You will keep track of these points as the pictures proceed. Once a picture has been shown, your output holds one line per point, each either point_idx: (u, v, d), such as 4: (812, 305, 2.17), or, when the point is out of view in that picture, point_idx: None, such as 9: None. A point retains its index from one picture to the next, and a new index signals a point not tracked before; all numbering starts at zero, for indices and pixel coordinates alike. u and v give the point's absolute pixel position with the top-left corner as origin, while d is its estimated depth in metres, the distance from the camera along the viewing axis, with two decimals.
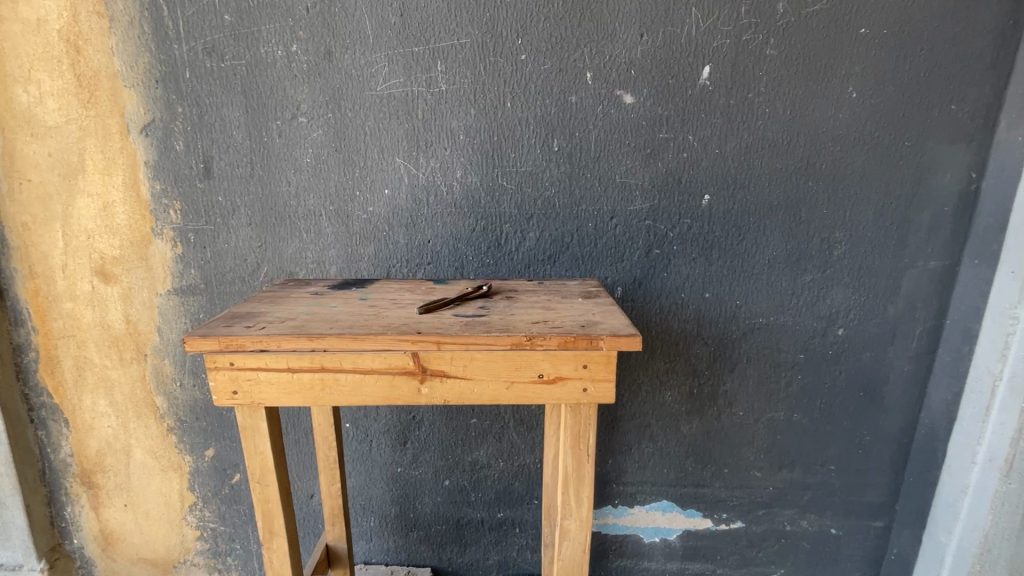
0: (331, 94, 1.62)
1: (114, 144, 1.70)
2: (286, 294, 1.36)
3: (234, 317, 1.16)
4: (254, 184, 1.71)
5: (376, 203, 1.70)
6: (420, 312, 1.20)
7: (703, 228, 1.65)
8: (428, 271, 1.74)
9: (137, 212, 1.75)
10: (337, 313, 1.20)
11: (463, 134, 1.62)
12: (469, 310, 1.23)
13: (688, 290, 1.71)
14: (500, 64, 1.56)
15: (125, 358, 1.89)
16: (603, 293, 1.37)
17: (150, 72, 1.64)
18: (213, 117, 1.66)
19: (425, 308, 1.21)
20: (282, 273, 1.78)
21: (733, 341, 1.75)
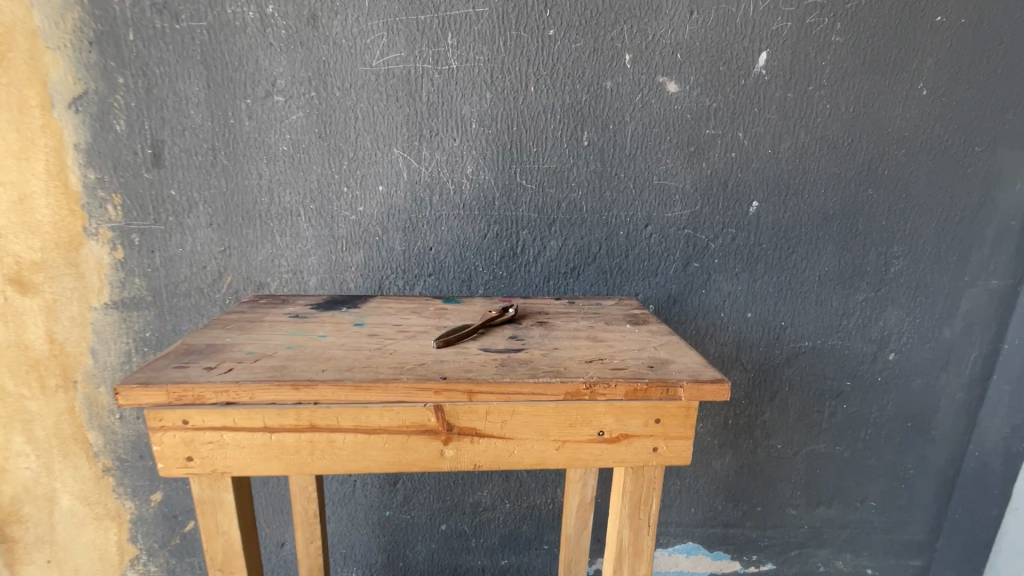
0: (316, 68, 1.32)
1: (34, 120, 1.35)
2: (256, 317, 1.07)
3: (188, 354, 0.86)
4: (216, 175, 1.39)
5: (369, 202, 1.42)
6: (437, 346, 0.93)
7: (750, 240, 1.44)
8: (429, 284, 1.47)
9: (64, 206, 1.41)
10: (327, 346, 0.92)
11: (476, 123, 1.36)
12: (499, 342, 0.97)
13: (729, 310, 1.50)
14: (524, 40, 1.31)
15: (48, 387, 1.53)
16: (652, 317, 1.13)
17: (81, 31, 1.30)
18: (164, 90, 1.34)
19: (444, 340, 0.94)
20: (250, 284, 1.47)
21: (777, 367, 1.54)
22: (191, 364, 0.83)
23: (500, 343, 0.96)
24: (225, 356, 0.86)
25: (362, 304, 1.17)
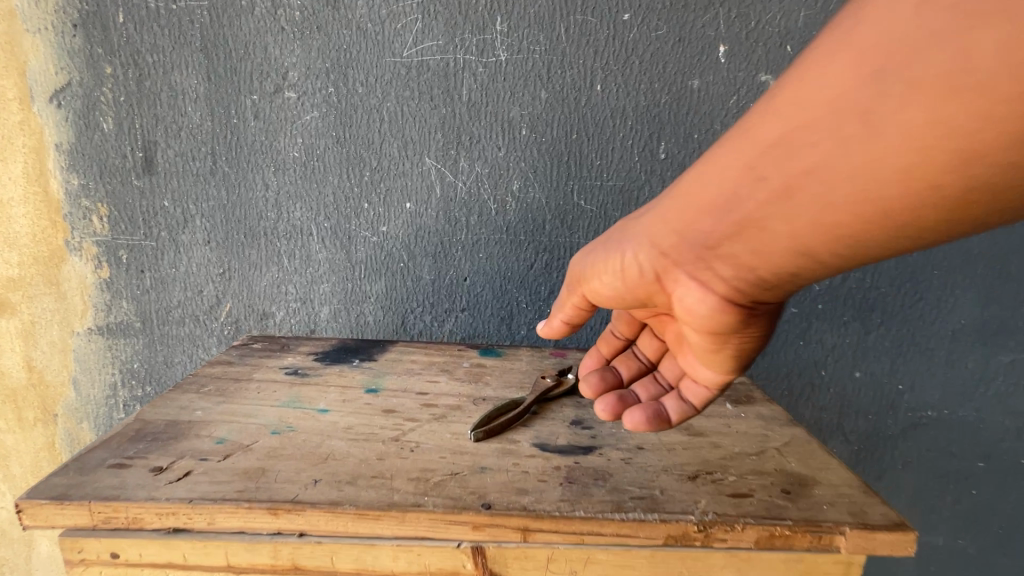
0: (335, 58, 1.09)
1: (10, 115, 1.15)
2: (243, 374, 0.83)
3: (138, 440, 0.63)
4: (215, 185, 1.17)
5: (393, 221, 1.17)
6: (475, 441, 0.67)
7: (864, 282, 1.15)
8: (462, 320, 1.23)
9: (44, 216, 1.20)
10: (327, 431, 0.68)
11: (526, 128, 1.10)
12: (557, 432, 0.71)
13: (832, 367, 1.20)
14: (591, 25, 1.05)
15: (26, 420, 1.34)
16: (757, 392, 0.85)
17: (66, 11, 1.10)
18: (159, 83, 1.12)
19: (484, 431, 0.68)
20: (252, 312, 1.25)
21: (887, 440, 1.22)
22: (136, 462, 0.59)
23: (561, 436, 0.70)
24: (187, 447, 0.62)
25: (378, 355, 0.92)
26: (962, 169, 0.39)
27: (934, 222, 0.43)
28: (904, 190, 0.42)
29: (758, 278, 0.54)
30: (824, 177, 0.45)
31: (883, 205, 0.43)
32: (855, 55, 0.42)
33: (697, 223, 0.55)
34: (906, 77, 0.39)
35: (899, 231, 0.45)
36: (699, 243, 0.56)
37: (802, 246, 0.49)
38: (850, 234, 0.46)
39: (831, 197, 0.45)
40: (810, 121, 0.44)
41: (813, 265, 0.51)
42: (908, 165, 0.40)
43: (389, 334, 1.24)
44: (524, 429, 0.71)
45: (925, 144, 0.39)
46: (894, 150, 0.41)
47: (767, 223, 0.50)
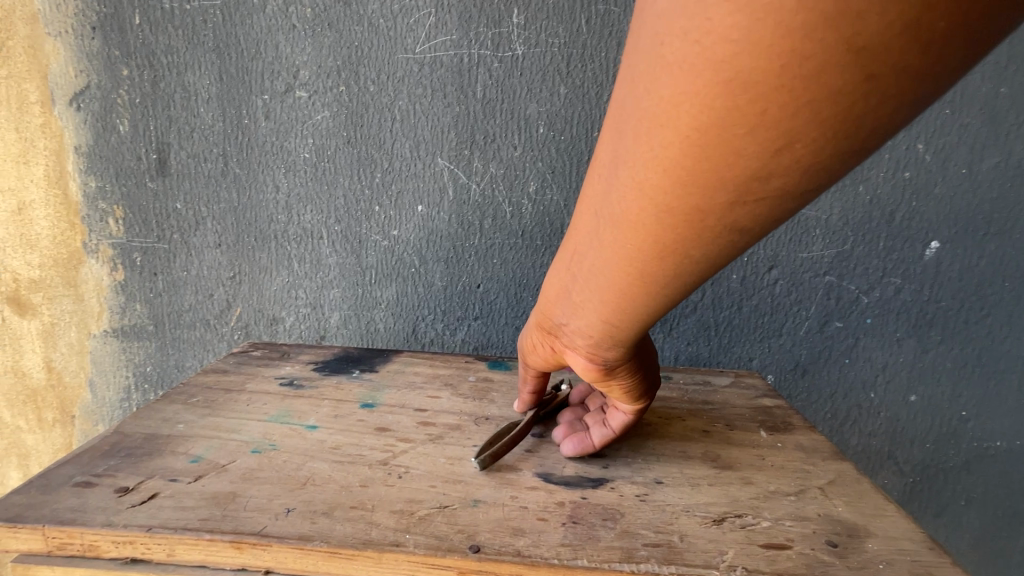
0: (346, 55, 1.05)
1: (32, 119, 1.15)
2: (236, 384, 0.79)
3: (111, 456, 0.60)
4: (227, 187, 1.15)
5: (404, 225, 1.12)
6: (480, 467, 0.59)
7: (921, 295, 1.02)
8: (475, 329, 1.16)
9: (63, 218, 1.20)
10: (311, 451, 0.62)
11: (544, 126, 1.04)
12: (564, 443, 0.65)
13: (883, 389, 1.07)
14: (614, 15, 0.98)
15: (45, 420, 1.35)
16: (796, 418, 0.75)
17: (85, 13, 1.09)
18: (172, 84, 1.10)
19: (489, 455, 0.60)
20: (263, 317, 1.22)
21: (949, 473, 1.09)
22: (104, 480, 0.56)
23: (568, 465, 0.62)
24: (160, 465, 0.59)
25: (380, 366, 0.86)
26: (725, 148, 0.37)
27: (747, 195, 0.39)
28: (685, 193, 0.40)
29: (618, 319, 0.53)
30: (630, 210, 0.44)
31: (689, 206, 0.41)
32: (612, 112, 0.44)
33: (555, 305, 0.59)
34: (637, 115, 0.40)
35: (718, 218, 0.41)
36: (556, 322, 0.60)
37: (649, 281, 0.48)
38: (686, 241, 0.43)
39: (647, 226, 0.44)
40: (603, 180, 0.46)
41: (669, 286, 0.48)
42: (676, 174, 0.40)
43: (399, 342, 1.19)
44: (527, 456, 0.64)
45: (688, 150, 0.38)
46: (666, 154, 0.39)
47: (596, 273, 0.51)
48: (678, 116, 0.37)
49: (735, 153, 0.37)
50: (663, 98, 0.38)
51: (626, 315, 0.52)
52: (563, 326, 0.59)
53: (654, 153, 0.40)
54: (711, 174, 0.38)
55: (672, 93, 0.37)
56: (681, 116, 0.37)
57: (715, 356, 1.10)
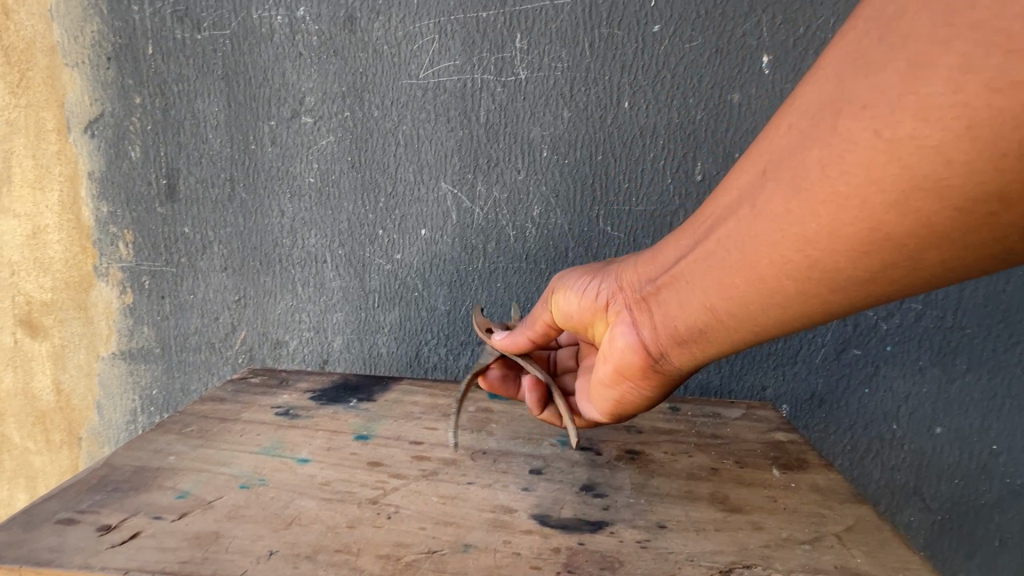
0: (351, 81, 1.06)
1: (49, 146, 1.18)
2: (231, 414, 0.78)
3: (96, 490, 0.59)
4: (234, 211, 1.16)
5: (408, 249, 1.11)
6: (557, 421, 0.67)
7: (944, 321, 0.98)
8: (478, 354, 1.14)
9: (75, 242, 1.22)
10: (301, 488, 0.61)
11: (548, 150, 1.03)
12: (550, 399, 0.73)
13: (906, 420, 1.02)
14: (618, 38, 0.97)
15: (53, 442, 1.36)
16: (812, 454, 0.71)
17: (100, 44, 1.12)
18: (183, 111, 1.12)
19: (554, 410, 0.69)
20: (267, 341, 1.22)
21: (980, 510, 1.02)
22: (86, 517, 0.55)
23: (566, 506, 0.59)
24: (144, 501, 0.58)
25: (377, 394, 0.84)
26: (863, 195, 0.45)
27: (856, 246, 0.47)
28: (809, 213, 0.48)
29: (696, 314, 0.60)
30: (763, 209, 0.51)
31: (803, 230, 0.49)
32: (788, 123, 0.50)
33: (647, 275, 0.65)
34: (811, 135, 0.47)
35: (821, 249, 0.48)
36: (641, 294, 0.66)
37: (735, 280, 0.55)
38: (783, 255, 0.51)
39: (762, 226, 0.51)
40: (753, 179, 0.52)
41: (755, 272, 0.53)
42: (814, 195, 0.47)
43: (402, 367, 1.18)
44: (524, 495, 0.61)
45: (833, 181, 0.46)
46: (813, 175, 0.47)
47: (701, 266, 0.57)
48: (847, 157, 0.45)
49: (868, 201, 0.45)
50: (847, 135, 0.44)
51: (703, 311, 0.59)
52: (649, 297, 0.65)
53: (809, 173, 0.47)
54: (840, 205, 0.46)
55: (851, 135, 0.44)
56: (852, 153, 0.44)
57: (727, 384, 1.05)
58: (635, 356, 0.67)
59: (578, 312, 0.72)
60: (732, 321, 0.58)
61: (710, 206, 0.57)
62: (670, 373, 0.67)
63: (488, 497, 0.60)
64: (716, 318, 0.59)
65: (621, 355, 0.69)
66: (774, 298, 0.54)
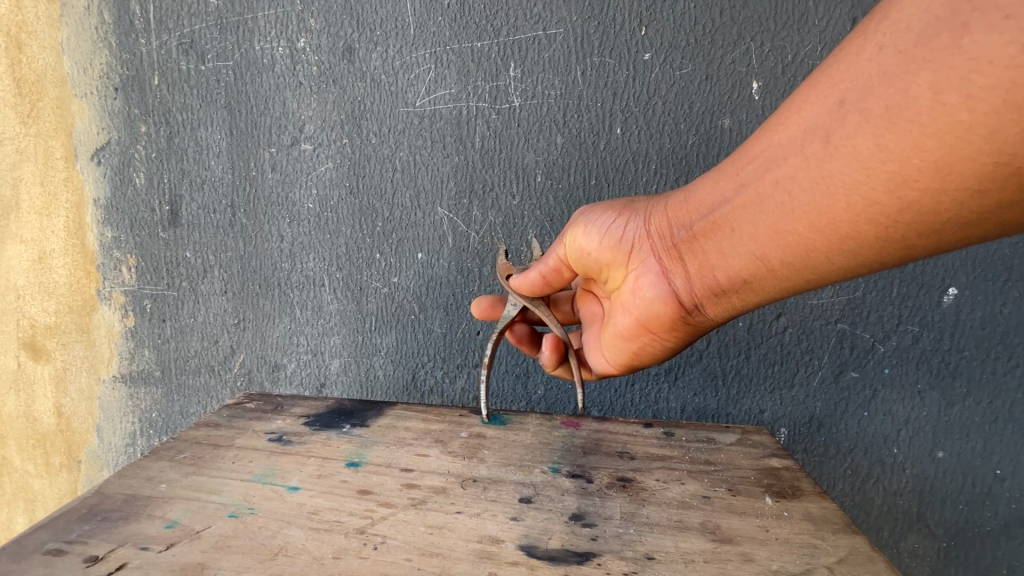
0: (350, 109, 1.08)
1: (56, 173, 1.21)
2: (224, 440, 0.79)
3: (86, 520, 0.63)
4: (234, 236, 1.17)
5: (405, 272, 1.13)
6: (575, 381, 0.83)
7: (942, 343, 0.97)
8: (474, 377, 1.14)
9: (79, 267, 1.24)
10: (289, 516, 0.63)
11: (542, 175, 1.04)
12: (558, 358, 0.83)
13: (906, 444, 1.01)
14: (609, 67, 0.99)
15: (52, 466, 1.37)
16: (806, 482, 0.70)
17: (108, 76, 1.15)
18: (186, 139, 1.15)
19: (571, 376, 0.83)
20: (265, 364, 1.23)
21: (986, 537, 1.00)
22: (75, 548, 0.59)
23: (554, 536, 0.61)
24: (134, 531, 0.62)
25: (369, 420, 0.84)
26: (986, 125, 0.41)
27: (965, 184, 0.44)
28: (905, 146, 0.46)
29: (746, 256, 0.61)
30: (838, 141, 0.50)
31: (880, 171, 0.48)
32: (874, 44, 0.47)
33: (688, 218, 0.65)
34: (912, 57, 0.44)
35: (919, 187, 0.46)
36: (680, 238, 0.66)
37: (801, 221, 0.54)
38: (865, 193, 0.49)
39: (840, 159, 0.50)
40: (821, 109, 0.51)
41: (805, 218, 0.54)
42: (915, 125, 0.45)
43: (399, 390, 1.18)
44: (512, 525, 0.62)
45: (949, 108, 0.42)
46: (917, 103, 0.44)
47: (754, 210, 0.58)
48: (969, 82, 0.41)
49: (995, 132, 0.41)
50: (966, 57, 0.41)
51: (757, 252, 0.59)
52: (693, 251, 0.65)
53: (911, 101, 0.44)
54: (950, 138, 0.43)
55: (977, 54, 0.40)
56: (974, 78, 0.41)
57: (724, 407, 1.05)
58: (667, 306, 0.71)
59: (606, 253, 0.73)
60: (787, 264, 0.58)
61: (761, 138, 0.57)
62: (698, 319, 0.71)
63: (476, 527, 0.62)
64: (769, 261, 0.59)
65: (653, 305, 0.72)
66: (848, 239, 0.53)
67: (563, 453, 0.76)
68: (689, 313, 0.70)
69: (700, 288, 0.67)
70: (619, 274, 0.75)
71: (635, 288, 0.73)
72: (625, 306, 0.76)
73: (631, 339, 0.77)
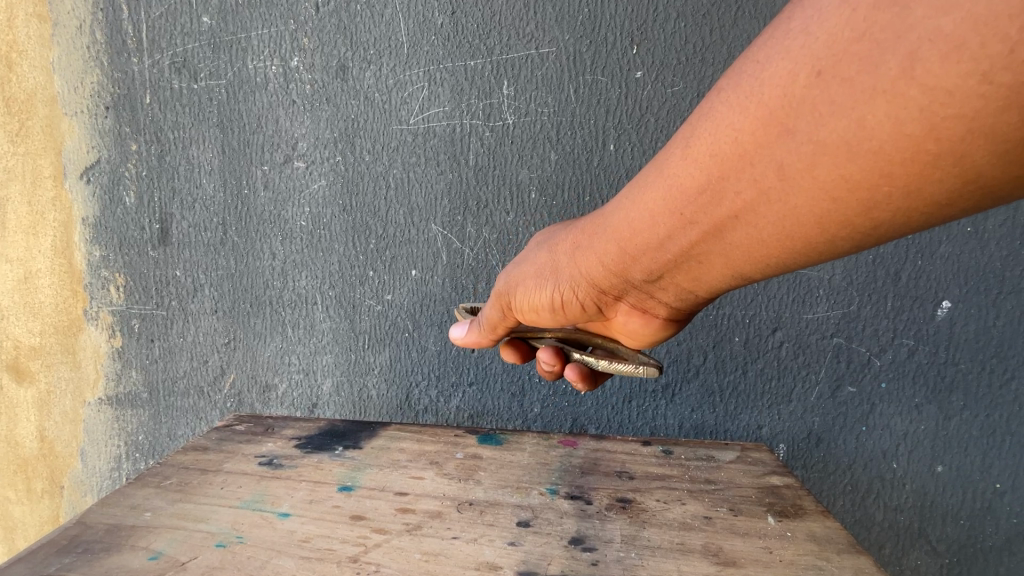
0: (343, 127, 1.08)
1: (44, 193, 1.19)
2: (212, 464, 0.77)
3: (66, 552, 0.61)
4: (225, 254, 1.16)
5: (398, 290, 1.11)
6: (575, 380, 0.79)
7: (937, 356, 0.97)
8: (469, 396, 1.12)
9: (67, 286, 1.22)
10: (279, 545, 0.62)
11: (536, 192, 1.04)
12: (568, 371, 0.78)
13: (905, 459, 1.00)
14: (602, 84, 1.00)
15: (34, 492, 1.32)
16: (808, 500, 0.69)
17: (99, 94, 1.14)
18: (178, 157, 1.14)
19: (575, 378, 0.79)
20: (256, 384, 1.20)
21: (988, 552, 0.99)
22: None
23: (553, 561, 0.59)
24: (116, 564, 0.60)
25: (362, 441, 0.82)
26: (955, 152, 0.36)
27: (936, 202, 0.39)
28: (871, 175, 0.40)
29: (719, 280, 0.56)
30: (794, 174, 0.43)
31: (847, 202, 0.42)
32: (807, 67, 0.40)
33: (638, 260, 0.58)
34: (857, 85, 0.38)
35: (890, 209, 0.41)
36: (638, 277, 0.60)
37: (774, 248, 0.48)
38: (837, 222, 0.44)
39: (801, 192, 0.43)
40: (760, 140, 0.44)
41: (771, 250, 0.49)
42: (879, 156, 0.39)
43: (392, 409, 1.16)
44: (510, 550, 0.61)
45: (914, 139, 0.37)
46: (878, 134, 0.38)
47: (715, 245, 0.52)
48: (930, 112, 0.35)
49: (964, 156, 0.36)
50: (922, 85, 0.35)
51: (731, 276, 0.54)
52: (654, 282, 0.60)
53: (868, 131, 0.38)
54: (918, 165, 0.38)
55: (934, 83, 0.35)
56: (936, 108, 0.35)
57: (722, 423, 1.04)
58: (658, 327, 0.67)
59: (573, 318, 0.72)
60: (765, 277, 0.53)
61: (693, 174, 0.49)
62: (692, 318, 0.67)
63: (473, 553, 0.60)
64: (747, 279, 0.54)
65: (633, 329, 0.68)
66: (823, 255, 0.48)
67: (562, 474, 0.74)
68: (677, 321, 0.66)
69: (681, 305, 0.63)
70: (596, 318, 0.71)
71: (625, 326, 0.69)
72: (625, 334, 0.71)
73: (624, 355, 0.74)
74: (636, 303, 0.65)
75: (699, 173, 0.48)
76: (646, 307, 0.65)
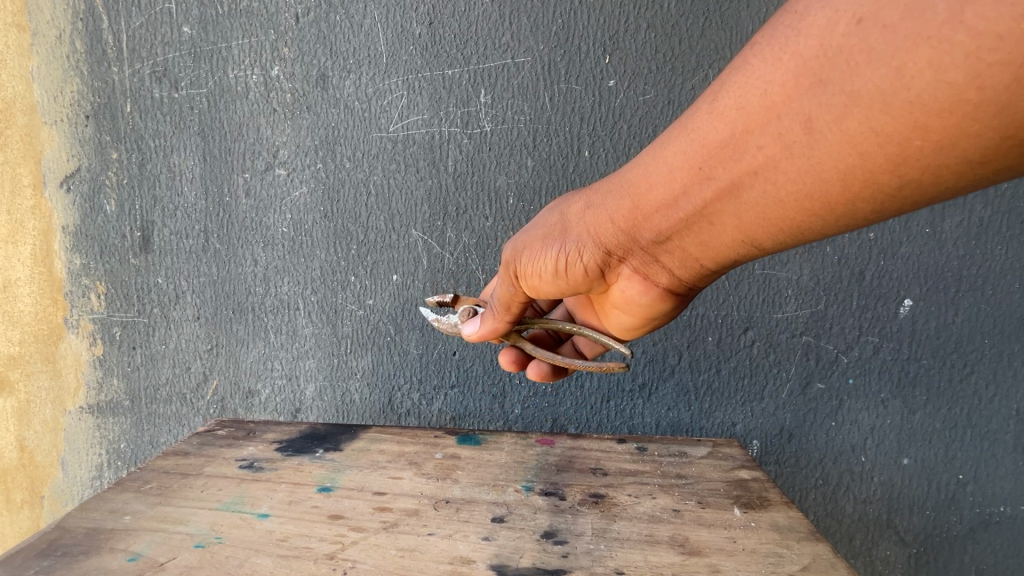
0: (323, 135, 1.10)
1: (24, 201, 1.19)
2: (193, 468, 0.78)
3: (45, 555, 0.62)
4: (208, 261, 1.17)
5: (380, 294, 1.13)
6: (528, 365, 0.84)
7: (901, 352, 1.01)
8: (451, 398, 1.14)
9: (46, 294, 1.22)
10: (257, 544, 0.63)
11: (514, 198, 1.06)
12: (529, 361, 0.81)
13: (873, 452, 1.03)
14: (576, 93, 1.02)
15: (13, 502, 1.31)
16: (774, 492, 0.72)
17: (79, 104, 1.15)
18: (158, 165, 1.15)
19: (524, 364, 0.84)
20: (238, 390, 1.21)
21: (954, 541, 1.03)
22: None
23: (525, 554, 0.62)
24: (94, 565, 0.61)
25: (343, 443, 0.83)
26: (997, 102, 0.36)
27: (970, 159, 0.39)
28: (905, 128, 0.40)
29: (732, 246, 0.56)
30: (820, 127, 0.44)
31: (875, 154, 0.42)
32: (848, 14, 0.40)
33: (649, 219, 0.58)
34: (898, 32, 0.38)
35: (919, 165, 0.41)
36: (647, 239, 0.61)
37: (790, 208, 0.49)
38: (861, 178, 0.44)
39: (828, 146, 0.44)
40: (790, 92, 0.44)
41: (790, 210, 0.49)
42: (914, 107, 0.39)
43: (375, 413, 1.17)
44: (483, 544, 0.63)
45: (955, 87, 0.37)
46: (916, 82, 0.38)
47: (730, 205, 0.52)
48: (976, 59, 0.35)
49: (1007, 106, 0.36)
50: (970, 28, 0.35)
51: (745, 239, 0.55)
52: (668, 248, 0.61)
53: (907, 81, 0.39)
54: (955, 117, 0.38)
55: (982, 27, 0.35)
56: (983, 53, 0.35)
57: (697, 421, 1.07)
58: (656, 298, 0.68)
59: (575, 285, 0.69)
60: (779, 243, 0.54)
61: (717, 125, 0.49)
62: (694, 293, 0.68)
63: (447, 548, 0.62)
64: (759, 246, 0.55)
65: (644, 303, 0.69)
66: (841, 218, 0.48)
67: (537, 471, 0.76)
68: (682, 294, 0.68)
69: (686, 276, 0.64)
70: (595, 287, 0.71)
71: (621, 293, 0.70)
72: (622, 308, 0.72)
73: (635, 331, 0.76)
74: (638, 267, 0.65)
75: (725, 127, 0.49)
76: (649, 274, 0.65)
